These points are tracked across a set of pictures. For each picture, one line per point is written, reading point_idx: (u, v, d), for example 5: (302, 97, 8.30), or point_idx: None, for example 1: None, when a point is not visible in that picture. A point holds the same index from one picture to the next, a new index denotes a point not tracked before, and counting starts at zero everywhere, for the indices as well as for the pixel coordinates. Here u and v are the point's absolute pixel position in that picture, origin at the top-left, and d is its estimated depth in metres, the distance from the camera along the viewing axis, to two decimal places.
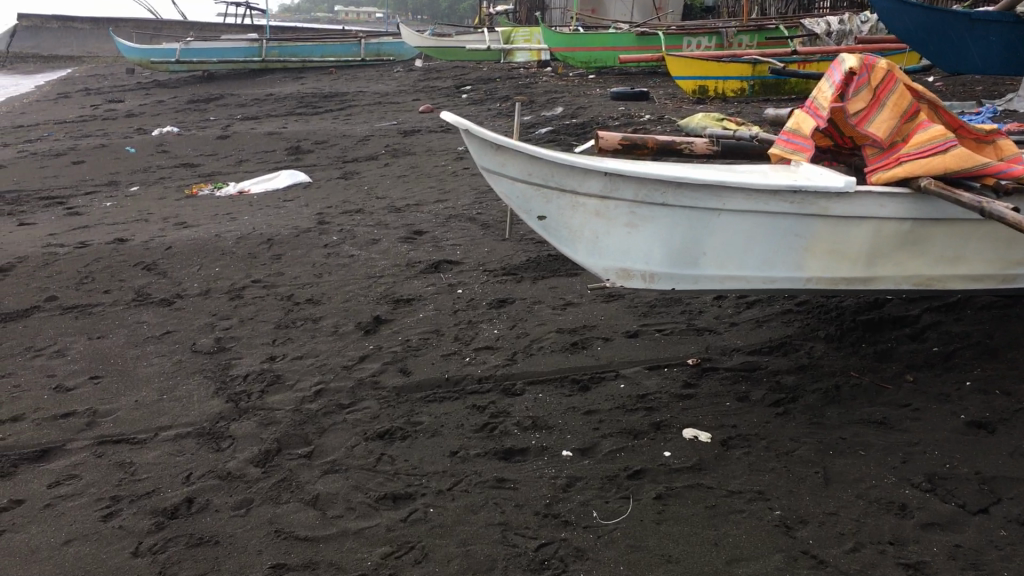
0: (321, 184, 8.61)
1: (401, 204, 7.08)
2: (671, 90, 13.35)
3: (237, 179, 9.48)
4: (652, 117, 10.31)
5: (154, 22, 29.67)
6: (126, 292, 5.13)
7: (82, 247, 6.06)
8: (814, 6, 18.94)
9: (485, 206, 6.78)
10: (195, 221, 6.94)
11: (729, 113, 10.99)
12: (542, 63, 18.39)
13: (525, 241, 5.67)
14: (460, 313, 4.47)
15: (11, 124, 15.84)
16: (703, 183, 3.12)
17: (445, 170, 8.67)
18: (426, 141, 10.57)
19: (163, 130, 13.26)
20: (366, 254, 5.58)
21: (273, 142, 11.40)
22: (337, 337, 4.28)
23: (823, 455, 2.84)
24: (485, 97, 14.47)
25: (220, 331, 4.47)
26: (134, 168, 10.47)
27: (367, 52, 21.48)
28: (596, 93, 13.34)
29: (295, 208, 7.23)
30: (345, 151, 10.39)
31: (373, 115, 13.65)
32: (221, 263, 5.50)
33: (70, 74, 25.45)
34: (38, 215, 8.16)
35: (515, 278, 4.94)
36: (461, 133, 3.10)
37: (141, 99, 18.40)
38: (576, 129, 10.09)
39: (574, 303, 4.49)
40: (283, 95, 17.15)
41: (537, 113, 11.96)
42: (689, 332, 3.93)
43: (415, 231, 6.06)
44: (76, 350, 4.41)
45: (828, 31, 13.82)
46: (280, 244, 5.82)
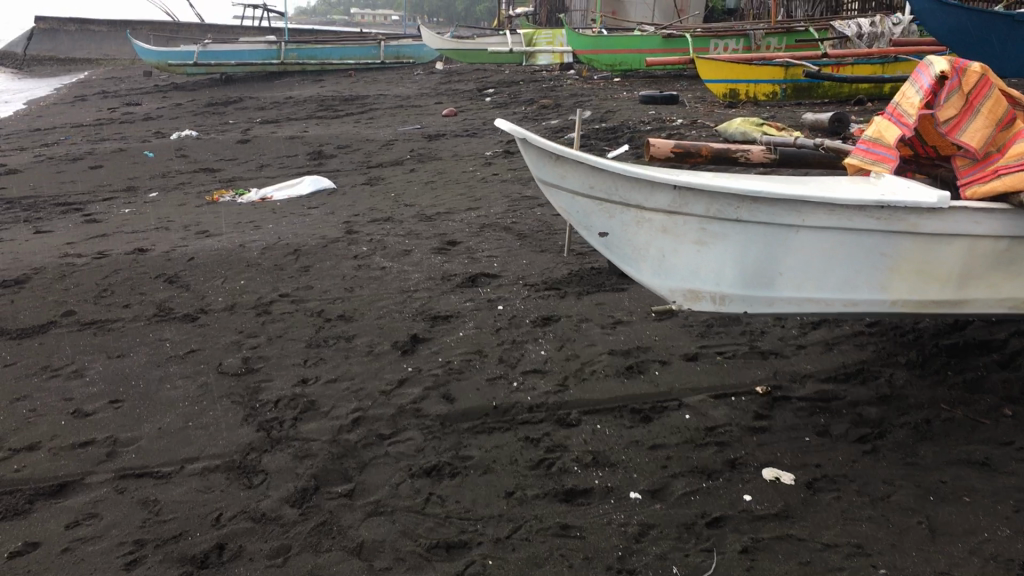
0: (346, 190, 8.37)
1: (431, 212, 6.82)
2: (701, 94, 13.06)
3: (259, 185, 9.25)
4: (684, 121, 10.04)
5: (172, 26, 29.62)
6: (147, 307, 4.90)
7: (101, 257, 5.83)
8: (841, 8, 18.54)
9: (519, 214, 6.51)
10: (217, 229, 6.71)
11: (763, 117, 10.68)
12: (564, 66, 18.11)
13: (565, 253, 5.41)
14: (502, 332, 4.20)
15: (29, 128, 15.70)
16: (780, 199, 2.82)
17: (474, 176, 8.41)
18: (451, 146, 10.33)
19: (182, 134, 13.07)
20: (398, 266, 5.32)
21: (294, 146, 11.18)
22: (372, 358, 4.02)
23: (924, 502, 2.55)
24: (508, 100, 14.21)
25: (247, 350, 4.22)
26: (153, 172, 10.26)
27: (386, 55, 21.24)
28: (623, 97, 13.07)
29: (320, 216, 6.99)
30: (369, 156, 10.15)
31: (395, 118, 13.40)
32: (246, 275, 5.25)
33: (87, 76, 25.33)
34: (56, 222, 7.95)
35: (558, 294, 4.68)
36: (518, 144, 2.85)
37: (159, 102, 18.25)
38: (606, 134, 9.80)
39: (625, 321, 4.22)
40: (302, 98, 16.93)
41: (564, 117, 11.70)
42: (754, 356, 3.64)
43: (448, 242, 5.81)
44: (96, 370, 4.17)
45: (859, 34, 13.39)
46: (308, 255, 5.57)
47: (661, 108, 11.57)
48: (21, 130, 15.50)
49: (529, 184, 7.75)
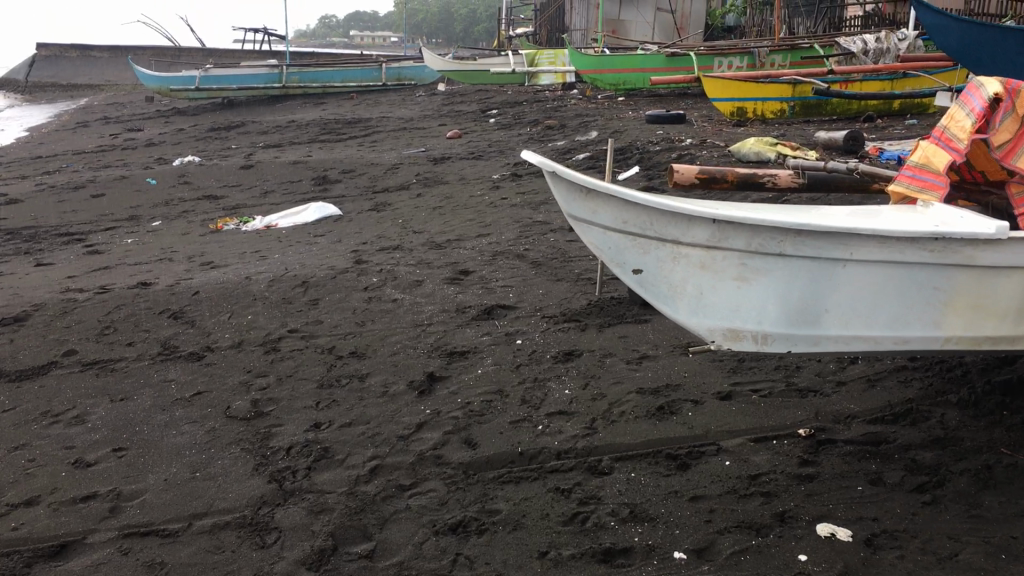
0: (352, 216, 8.20)
1: (440, 239, 6.64)
2: (708, 112, 12.92)
3: (264, 212, 9.09)
4: (693, 141, 9.89)
5: (173, 52, 29.63)
6: (151, 345, 4.71)
7: (103, 291, 5.65)
8: (844, 23, 18.40)
9: (532, 240, 6.33)
10: (222, 260, 6.54)
11: (773, 135, 10.52)
12: (567, 86, 18.00)
13: (582, 282, 5.22)
14: (523, 369, 4.00)
15: (31, 155, 15.60)
16: (826, 231, 2.64)
17: (482, 201, 8.25)
18: (457, 169, 10.18)
19: (184, 160, 12.94)
20: (410, 297, 5.14)
21: (298, 171, 11.02)
22: (387, 399, 3.83)
23: (997, 561, 2.35)
24: (513, 121, 14.07)
25: (256, 392, 4.03)
26: (156, 200, 10.11)
27: (388, 77, 21.19)
28: (629, 116, 12.94)
29: (327, 244, 6.82)
30: (374, 181, 9.99)
31: (399, 141, 13.27)
32: (253, 309, 5.07)
33: (89, 102, 25.29)
34: (56, 254, 7.79)
35: (578, 326, 4.49)
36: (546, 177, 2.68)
37: (161, 128, 18.15)
38: (615, 154, 9.64)
39: (651, 354, 4.02)
40: (305, 121, 16.81)
41: (570, 138, 11.55)
42: (792, 394, 3.45)
43: (461, 271, 5.63)
44: (98, 415, 3.98)
45: (864, 50, 13.25)
46: (316, 287, 5.40)
47: (669, 127, 11.42)
48: (22, 158, 15.39)
49: (539, 208, 7.58)
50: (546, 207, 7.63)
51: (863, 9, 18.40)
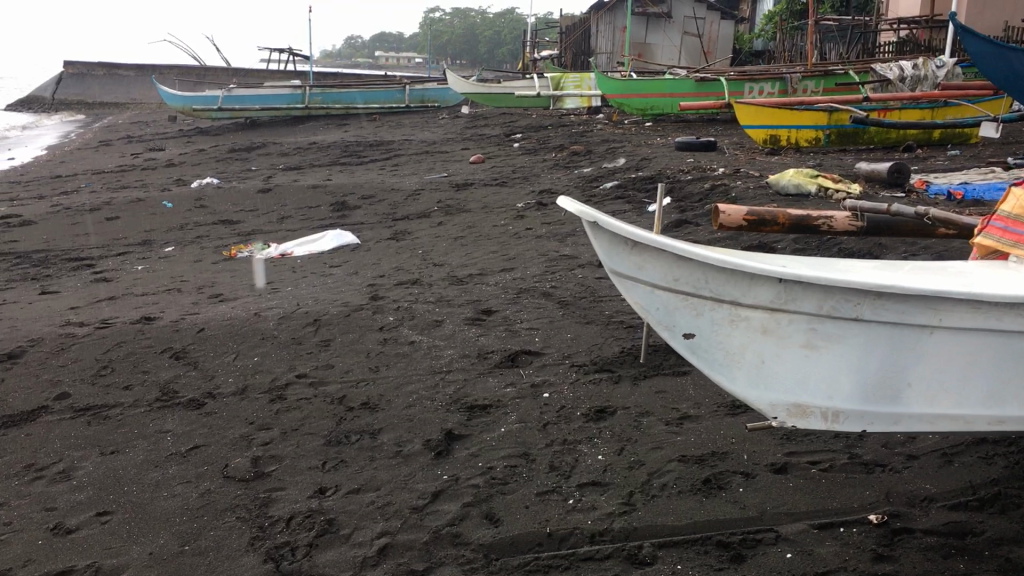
0: (370, 245, 7.88)
1: (461, 273, 6.30)
2: (739, 139, 12.55)
3: (281, 238, 8.79)
4: (726, 170, 9.53)
5: (198, 71, 29.67)
6: (148, 389, 4.37)
7: (103, 326, 5.34)
8: (877, 48, 17.96)
9: (558, 277, 5.98)
10: (232, 292, 6.22)
11: (809, 165, 10.13)
12: (593, 110, 17.69)
13: (613, 326, 4.85)
14: (551, 428, 3.63)
15: (49, 174, 15.43)
16: (913, 295, 2.26)
17: (505, 231, 7.90)
18: (480, 196, 9.85)
19: (203, 182, 12.70)
20: (429, 339, 4.79)
21: (317, 196, 10.72)
22: (400, 460, 3.46)
23: None
24: (537, 146, 13.75)
25: (258, 447, 3.67)
26: (170, 225, 9.84)
27: (411, 98, 21.00)
28: (657, 143, 12.59)
29: (343, 277, 6.49)
30: (395, 208, 9.67)
31: (421, 165, 12.98)
32: (260, 350, 4.73)
33: (113, 120, 25.27)
34: (64, 281, 7.50)
35: (611, 378, 4.11)
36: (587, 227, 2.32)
37: (181, 147, 17.98)
38: (644, 184, 9.29)
39: (692, 414, 3.64)
40: (327, 143, 16.58)
41: (597, 165, 11.21)
42: (857, 468, 3.05)
43: (483, 309, 5.27)
44: (85, 470, 3.63)
45: (901, 78, 12.88)
46: (328, 326, 5.05)
47: (700, 156, 11.05)
48: (41, 177, 15.24)
49: (566, 240, 7.22)
50: (573, 239, 7.28)
51: (896, 34, 17.98)
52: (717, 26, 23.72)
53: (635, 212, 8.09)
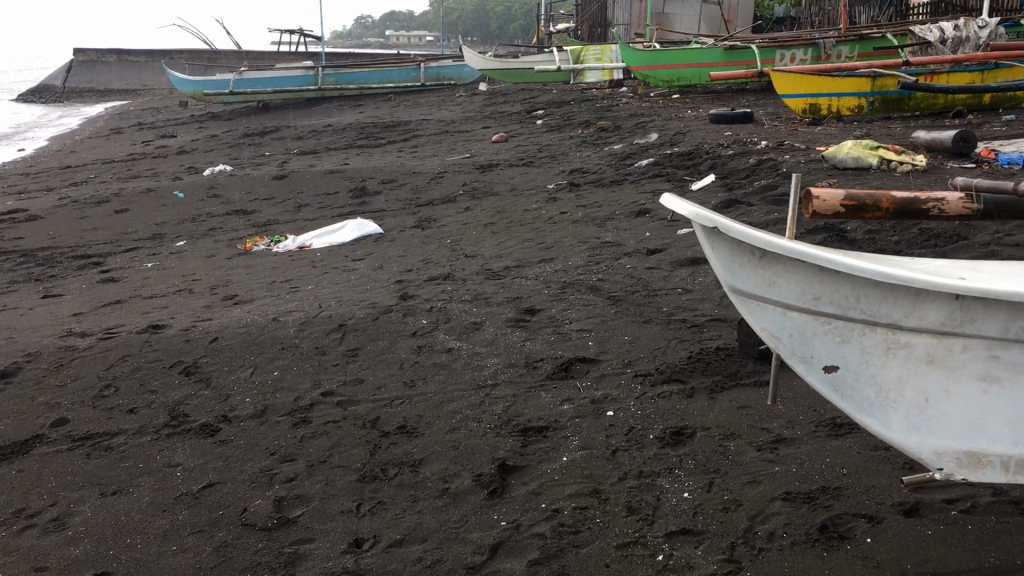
0: (395, 235, 7.35)
1: (496, 265, 5.77)
2: (775, 109, 11.92)
3: (298, 229, 8.27)
4: (769, 143, 8.95)
5: (210, 55, 29.17)
6: (156, 412, 3.87)
7: (107, 336, 4.84)
8: (911, 11, 17.23)
9: (605, 268, 5.44)
10: (247, 292, 5.72)
11: (856, 134, 9.50)
12: (615, 83, 17.03)
13: (675, 325, 4.32)
14: (621, 456, 3.10)
15: (59, 165, 14.99)
16: None
17: (539, 216, 7.35)
18: (508, 177, 9.31)
19: (216, 169, 12.22)
20: (468, 346, 4.28)
21: (334, 182, 10.20)
22: (448, 501, 2.94)
23: None
24: (562, 122, 13.16)
25: (281, 486, 3.16)
26: (183, 217, 9.36)
27: (426, 77, 20.27)
28: (689, 115, 11.98)
29: (367, 272, 5.98)
30: (417, 192, 9.13)
31: (442, 146, 12.45)
32: (280, 363, 4.23)
33: (125, 107, 24.81)
34: (69, 281, 7.03)
35: (681, 391, 3.59)
36: (711, 239, 1.98)
37: (194, 133, 17.50)
38: (682, 160, 8.70)
39: (788, 436, 3.09)
40: (342, 125, 16.02)
41: (628, 141, 10.64)
42: (1009, 510, 2.51)
43: (525, 308, 4.75)
44: (83, 517, 3.13)
45: (942, 39, 12.16)
46: (354, 332, 4.54)
47: (736, 128, 10.44)
48: (50, 168, 14.78)
49: (606, 225, 6.69)
50: (614, 223, 6.72)
51: None
52: None
53: (677, 192, 7.51)
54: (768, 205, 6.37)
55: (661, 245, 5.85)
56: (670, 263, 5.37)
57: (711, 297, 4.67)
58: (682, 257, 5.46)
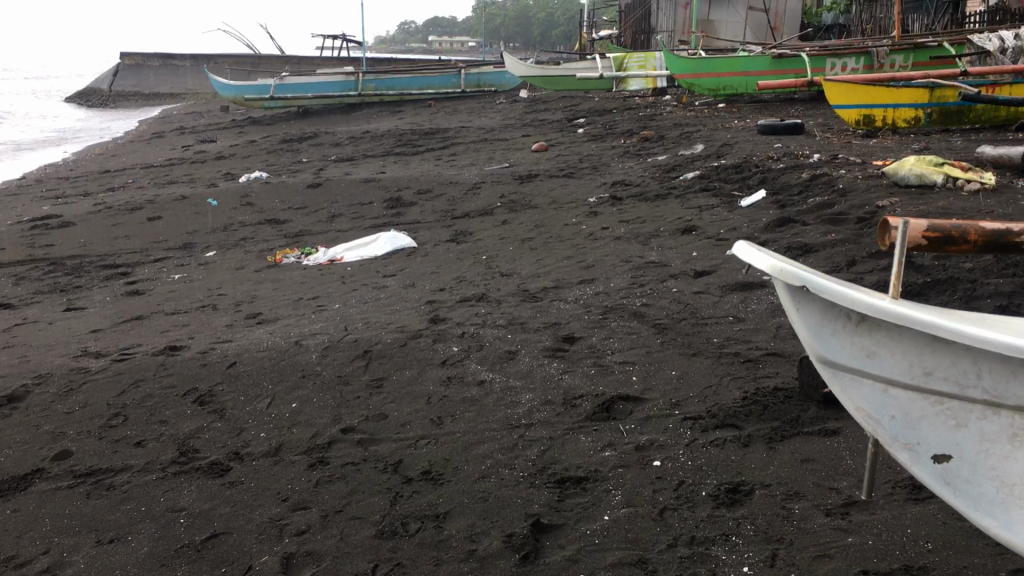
0: (428, 249, 7.07)
1: (534, 286, 5.46)
2: (825, 120, 11.48)
3: (331, 240, 8.02)
4: (822, 156, 8.54)
5: (253, 59, 29.20)
6: (164, 446, 3.60)
7: (122, 358, 4.59)
8: (966, 19, 16.63)
9: (649, 291, 5.10)
10: (272, 310, 5.45)
11: (914, 148, 9.03)
12: (658, 92, 16.59)
13: (727, 360, 3.97)
14: (670, 516, 2.76)
15: (99, 169, 14.94)
16: None
17: (579, 231, 7.02)
18: (547, 189, 8.99)
19: (252, 175, 12.05)
20: (502, 379, 3.96)
21: (370, 191, 9.95)
22: (475, 566, 2.62)
23: None
24: (604, 131, 12.81)
25: (290, 540, 2.85)
26: (215, 225, 9.15)
27: (467, 83, 20.13)
28: (736, 126, 11.56)
29: (397, 290, 5.70)
30: (453, 204, 8.84)
31: (480, 155, 12.17)
32: (299, 394, 3.94)
33: (168, 112, 24.88)
34: (94, 293, 6.82)
35: (735, 438, 3.24)
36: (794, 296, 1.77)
37: (233, 138, 17.42)
38: (730, 174, 8.32)
39: (861, 500, 2.74)
40: (380, 132, 15.81)
41: (672, 151, 10.27)
42: None
43: (564, 336, 4.42)
44: (75, 568, 2.85)
45: (1002, 49, 11.70)
46: (380, 360, 4.25)
47: (785, 140, 10.03)
48: (90, 171, 14.75)
49: (651, 243, 6.34)
50: (658, 241, 6.38)
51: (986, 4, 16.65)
52: None
53: (724, 207, 7.14)
54: (825, 224, 5.97)
55: (709, 267, 5.49)
56: (720, 287, 5.02)
57: (765, 329, 4.31)
58: (733, 281, 5.09)
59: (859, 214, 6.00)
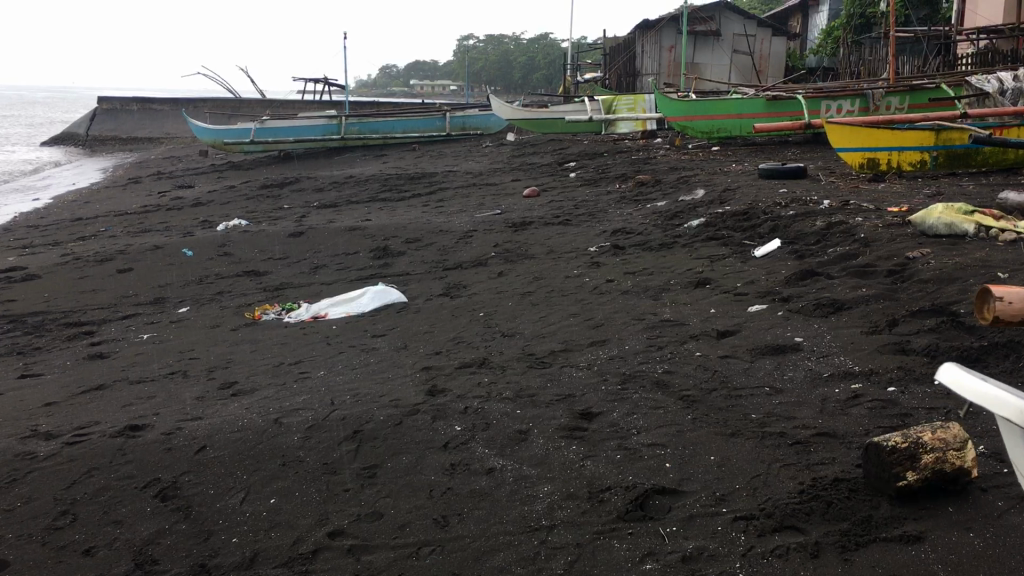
0: (419, 305, 6.56)
1: (539, 349, 4.95)
2: (826, 164, 11.11)
3: (313, 294, 7.48)
4: (832, 202, 8.11)
5: (234, 104, 28.80)
6: (116, 556, 3.06)
7: (76, 440, 4.06)
8: (958, 60, 16.39)
9: (669, 355, 4.60)
10: (248, 378, 4.91)
11: (927, 193, 8.61)
12: (648, 134, 16.20)
13: (773, 441, 3.46)
14: None
15: (71, 217, 14.39)
16: None
17: (581, 284, 6.53)
18: (543, 238, 8.52)
19: (231, 223, 11.53)
20: (514, 466, 3.43)
21: (355, 240, 9.44)
22: None
23: None
24: (596, 176, 12.40)
25: None
26: (190, 278, 8.62)
27: (452, 126, 19.60)
28: (735, 170, 11.18)
29: (389, 354, 5.17)
30: (444, 254, 8.35)
31: (469, 201, 11.69)
32: (280, 488, 3.41)
33: (146, 156, 24.35)
34: (54, 356, 6.26)
35: (801, 546, 2.72)
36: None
37: (212, 184, 16.89)
38: (737, 221, 7.86)
39: None
40: (364, 177, 15.33)
41: (671, 197, 9.85)
42: None
43: (580, 412, 3.90)
44: None
45: (1002, 89, 11.36)
46: (373, 443, 3.71)
47: (789, 184, 9.62)
48: (62, 219, 14.18)
49: (663, 298, 5.86)
50: (670, 296, 5.90)
51: (976, 45, 16.42)
52: (769, 44, 23.61)
53: (736, 258, 6.67)
54: (852, 277, 5.50)
55: (731, 326, 5.01)
56: (748, 351, 4.52)
57: (810, 402, 3.80)
58: (762, 343, 4.60)
59: (889, 265, 5.53)
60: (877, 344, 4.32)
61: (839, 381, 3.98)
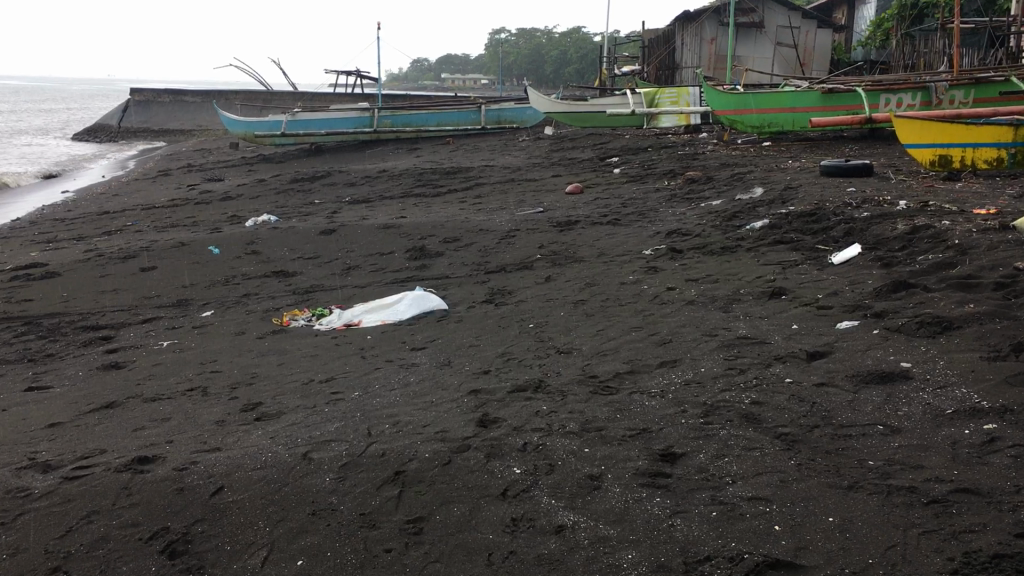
0: (461, 313, 5.99)
1: (602, 369, 4.37)
2: (891, 161, 10.41)
3: (346, 298, 6.95)
4: (909, 202, 7.45)
5: (266, 96, 28.46)
6: None
7: (76, 475, 3.52)
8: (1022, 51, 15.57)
9: (755, 381, 3.99)
10: (274, 399, 4.35)
11: (1011, 192, 7.91)
12: (693, 129, 15.52)
13: (903, 499, 2.86)
14: None
15: (99, 210, 13.98)
16: None
17: (640, 293, 5.93)
18: (592, 239, 7.92)
19: (261, 218, 11.05)
20: (589, 524, 2.85)
21: (390, 239, 8.90)
22: None
23: None
24: (642, 172, 11.76)
25: None
26: (216, 278, 8.11)
27: (488, 119, 19.05)
28: (792, 166, 10.51)
29: (431, 372, 4.60)
30: (486, 254, 7.79)
31: (509, 197, 11.14)
32: (310, 545, 2.85)
33: (177, 148, 24.04)
34: (66, 365, 5.75)
35: None
36: None
37: (241, 177, 16.43)
38: (805, 223, 7.21)
39: None
40: (398, 171, 14.82)
41: (727, 195, 9.20)
42: None
43: (660, 453, 3.31)
44: None
45: None
46: (418, 487, 3.15)
47: (855, 183, 8.94)
48: (88, 213, 13.72)
49: (736, 310, 5.24)
50: (743, 308, 5.29)
51: None
52: (812, 38, 22.80)
53: (811, 265, 6.04)
54: (955, 291, 4.87)
55: (822, 346, 4.39)
56: (848, 378, 3.91)
57: (936, 448, 3.19)
58: (864, 369, 3.99)
59: (996, 277, 4.90)
60: (1005, 373, 3.69)
61: (967, 421, 3.37)
